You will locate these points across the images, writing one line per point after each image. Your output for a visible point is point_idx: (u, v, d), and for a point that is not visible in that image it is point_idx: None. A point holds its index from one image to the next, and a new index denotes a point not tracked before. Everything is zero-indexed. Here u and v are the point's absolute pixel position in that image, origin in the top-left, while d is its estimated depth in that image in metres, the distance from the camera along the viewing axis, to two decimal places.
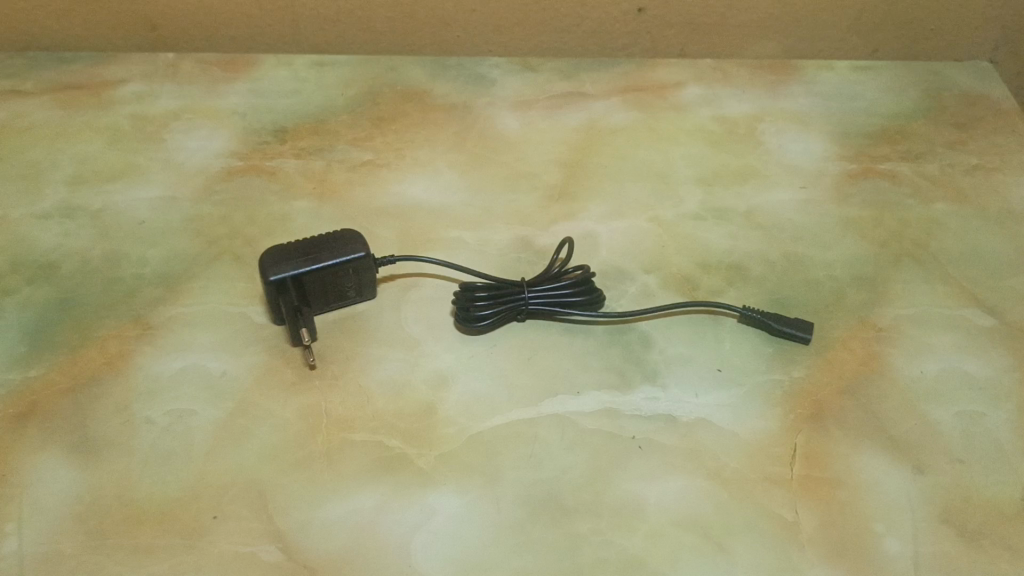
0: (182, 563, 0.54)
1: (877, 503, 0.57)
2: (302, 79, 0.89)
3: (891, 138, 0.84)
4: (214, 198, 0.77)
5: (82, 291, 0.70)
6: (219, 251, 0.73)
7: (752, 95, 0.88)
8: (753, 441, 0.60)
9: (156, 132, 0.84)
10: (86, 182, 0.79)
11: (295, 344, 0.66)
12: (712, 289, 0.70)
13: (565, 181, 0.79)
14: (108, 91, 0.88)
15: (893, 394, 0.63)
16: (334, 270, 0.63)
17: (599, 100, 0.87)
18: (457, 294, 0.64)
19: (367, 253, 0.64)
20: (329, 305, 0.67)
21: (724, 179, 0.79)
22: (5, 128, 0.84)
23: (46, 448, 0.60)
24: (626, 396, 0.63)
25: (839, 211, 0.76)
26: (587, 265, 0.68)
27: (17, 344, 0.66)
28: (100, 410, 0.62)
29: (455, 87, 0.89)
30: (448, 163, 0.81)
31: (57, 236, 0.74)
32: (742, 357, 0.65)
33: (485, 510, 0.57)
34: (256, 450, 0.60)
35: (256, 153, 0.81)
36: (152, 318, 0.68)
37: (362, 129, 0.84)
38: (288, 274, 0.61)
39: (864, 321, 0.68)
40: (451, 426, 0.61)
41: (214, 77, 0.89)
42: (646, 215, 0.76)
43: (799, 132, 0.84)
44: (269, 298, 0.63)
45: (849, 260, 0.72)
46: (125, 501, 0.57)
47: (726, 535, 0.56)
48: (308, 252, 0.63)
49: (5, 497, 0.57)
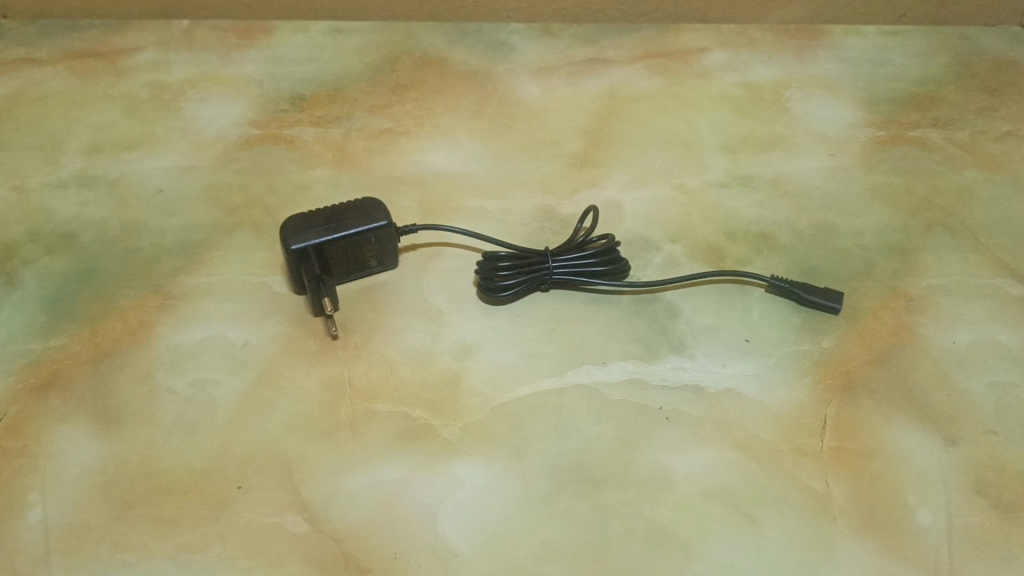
0: (207, 534, 0.54)
1: (910, 475, 0.57)
2: (319, 46, 0.88)
3: (921, 105, 0.82)
4: (232, 166, 0.76)
5: (102, 261, 0.69)
6: (240, 221, 0.72)
7: (778, 61, 0.86)
8: (782, 411, 0.59)
9: (173, 100, 0.83)
10: (103, 151, 0.78)
11: (317, 314, 0.65)
12: (739, 258, 0.69)
13: (588, 148, 0.77)
14: (124, 60, 0.87)
15: (925, 364, 0.62)
16: (356, 239, 0.62)
17: (621, 66, 0.85)
18: (480, 264, 0.63)
19: (389, 222, 0.63)
20: (351, 275, 0.66)
21: (750, 146, 0.78)
22: (20, 96, 0.83)
23: (68, 419, 0.59)
24: (652, 367, 0.62)
25: (868, 179, 0.75)
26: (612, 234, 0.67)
27: (37, 314, 0.65)
28: (122, 380, 0.61)
29: (474, 54, 0.87)
30: (469, 131, 0.79)
31: (74, 206, 0.73)
32: (770, 327, 0.64)
33: (512, 481, 0.56)
34: (280, 420, 0.59)
35: (274, 121, 0.80)
36: (173, 288, 0.67)
37: (380, 97, 0.83)
38: (311, 243, 0.60)
39: (895, 290, 0.66)
40: (476, 396, 0.60)
41: (230, 44, 0.88)
42: (670, 183, 0.74)
43: (826, 98, 0.82)
44: (291, 268, 0.62)
45: (878, 229, 0.71)
46: (148, 471, 0.57)
47: (757, 506, 0.55)
48: (329, 221, 0.62)
49: (28, 466, 0.57)
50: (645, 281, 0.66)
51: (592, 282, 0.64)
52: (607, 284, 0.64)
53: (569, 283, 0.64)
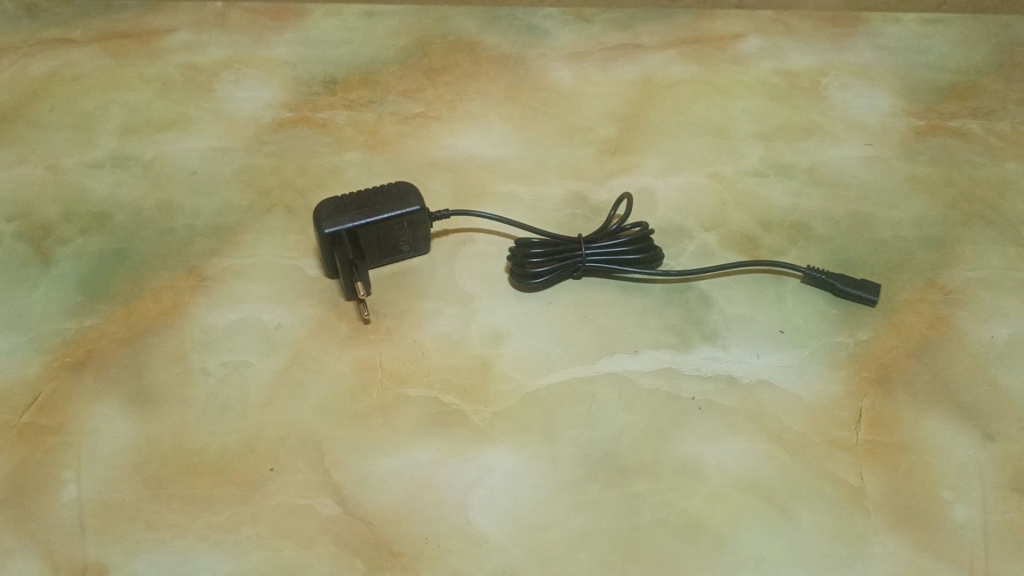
0: (239, 514, 0.54)
1: (945, 469, 0.56)
2: (352, 29, 0.88)
3: (961, 94, 0.80)
4: (265, 149, 0.76)
5: (136, 242, 0.69)
6: (273, 203, 0.72)
7: (815, 48, 0.85)
8: (817, 403, 0.59)
9: (206, 81, 0.83)
10: (137, 132, 0.78)
11: (349, 298, 0.65)
12: (774, 248, 0.68)
13: (621, 135, 0.77)
14: (158, 41, 0.87)
15: (963, 358, 0.61)
16: (389, 223, 0.62)
17: (655, 52, 0.84)
18: (512, 251, 0.63)
19: (423, 207, 0.63)
20: (383, 260, 0.66)
21: (787, 134, 0.77)
22: (55, 77, 0.83)
23: (102, 397, 0.60)
24: (685, 356, 0.61)
25: (906, 170, 0.74)
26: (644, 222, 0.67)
27: (72, 294, 0.66)
28: (155, 360, 0.62)
29: (507, 39, 0.86)
30: (501, 116, 0.79)
31: (108, 186, 0.74)
32: (805, 318, 0.63)
33: (543, 468, 0.56)
34: (312, 402, 0.59)
35: (307, 104, 0.80)
36: (206, 269, 0.67)
37: (413, 81, 0.82)
38: (344, 228, 0.60)
39: (933, 283, 0.65)
40: (507, 382, 0.60)
41: (263, 26, 0.88)
42: (705, 171, 0.73)
43: (864, 86, 0.81)
44: (324, 252, 0.62)
45: (916, 220, 0.70)
46: (182, 451, 0.57)
47: (790, 499, 0.54)
48: (363, 206, 0.62)
49: (63, 444, 0.58)
50: (679, 270, 0.66)
51: (624, 269, 0.64)
52: (640, 272, 0.64)
53: (602, 270, 0.64)
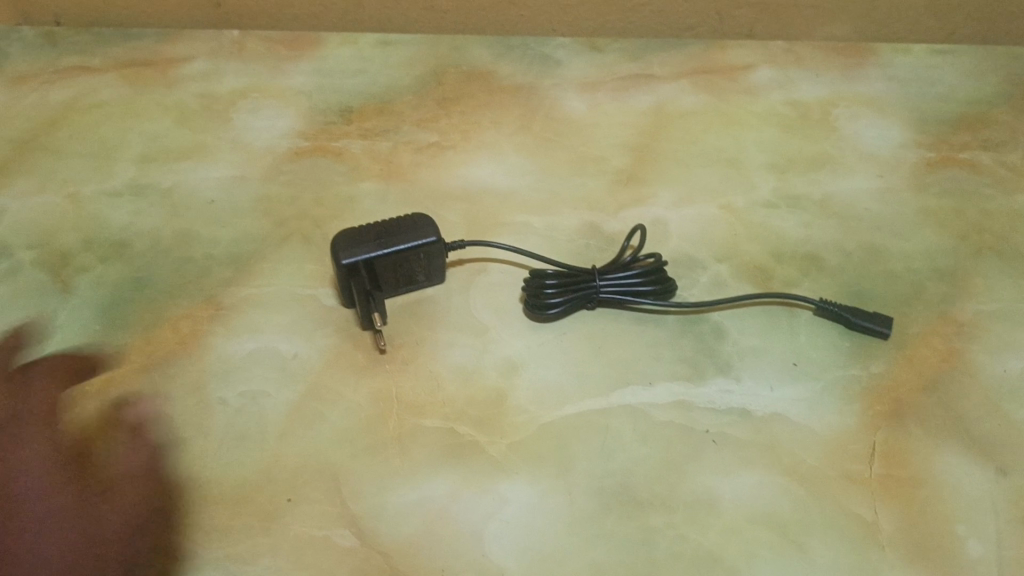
0: (257, 545, 0.55)
1: (959, 504, 0.56)
2: (367, 58, 0.89)
3: (971, 126, 0.81)
4: (281, 178, 0.77)
5: (154, 271, 0.70)
6: (289, 232, 0.73)
7: (825, 78, 0.86)
8: (830, 437, 0.59)
9: (223, 110, 0.84)
10: (155, 160, 0.79)
11: (365, 328, 0.66)
12: (787, 280, 0.68)
13: (634, 165, 0.77)
14: (176, 69, 0.88)
15: (976, 392, 0.62)
16: (405, 254, 0.63)
17: (667, 82, 0.85)
18: (528, 279, 0.64)
19: (439, 238, 0.64)
20: (399, 290, 0.67)
21: (798, 165, 0.77)
22: (75, 105, 0.85)
23: (122, 426, 0.61)
24: (699, 389, 0.62)
25: (917, 202, 0.74)
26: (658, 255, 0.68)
27: (92, 323, 0.67)
28: (174, 390, 0.63)
29: (520, 68, 0.87)
30: (515, 146, 0.80)
31: (127, 215, 0.75)
32: (818, 350, 0.64)
33: (558, 501, 0.57)
34: (329, 433, 0.60)
35: (323, 133, 0.81)
36: (224, 299, 0.68)
37: (428, 111, 0.83)
38: (361, 258, 0.61)
39: (945, 316, 0.66)
40: (522, 414, 0.61)
41: (280, 55, 0.89)
42: (717, 203, 0.74)
43: (874, 117, 0.82)
44: (341, 282, 0.62)
45: (927, 252, 0.70)
46: (200, 481, 0.58)
47: (805, 533, 0.55)
48: (379, 237, 0.62)
49: (83, 474, 0.58)
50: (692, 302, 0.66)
51: (637, 299, 0.64)
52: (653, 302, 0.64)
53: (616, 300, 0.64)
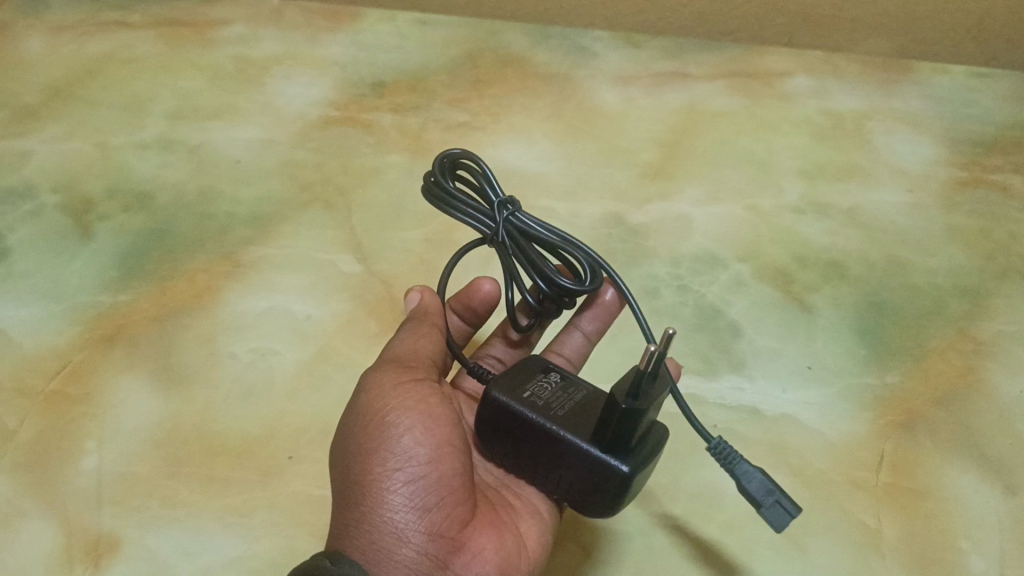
0: (255, 499, 0.55)
1: (964, 519, 0.55)
2: (404, 36, 0.89)
3: (1005, 149, 0.80)
4: (310, 144, 0.78)
5: (175, 223, 0.71)
6: (312, 198, 0.73)
7: (861, 92, 0.85)
8: (840, 443, 0.58)
9: (257, 74, 0.84)
10: (185, 117, 0.80)
11: (545, 377, 0.50)
12: (808, 285, 0.68)
13: (662, 160, 0.77)
14: (212, 31, 0.89)
15: (990, 411, 0.61)
16: (520, 367, 0.51)
17: (702, 82, 0.85)
18: (464, 208, 0.52)
19: (541, 360, 0.52)
20: (530, 375, 0.50)
21: (828, 173, 0.77)
22: (111, 57, 0.85)
23: (129, 371, 0.61)
24: (711, 383, 0.61)
25: (944, 219, 0.74)
26: (575, 254, 0.51)
27: (109, 269, 0.67)
28: (185, 340, 0.63)
29: (555, 58, 0.88)
30: (545, 131, 0.79)
31: (153, 168, 0.75)
32: (834, 357, 0.63)
33: None
34: (335, 395, 0.60)
35: (354, 104, 0.81)
36: (242, 256, 0.68)
37: (460, 90, 0.83)
38: (509, 386, 0.49)
39: (964, 333, 0.65)
40: None
41: (318, 26, 0.90)
42: (743, 203, 0.74)
43: (908, 133, 0.81)
44: (536, 384, 0.50)
45: (952, 270, 0.70)
46: (203, 432, 0.58)
47: (805, 534, 0.54)
48: (517, 379, 0.50)
49: (86, 414, 0.58)
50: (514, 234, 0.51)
51: (601, 265, 0.52)
52: (571, 282, 0.49)
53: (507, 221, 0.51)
